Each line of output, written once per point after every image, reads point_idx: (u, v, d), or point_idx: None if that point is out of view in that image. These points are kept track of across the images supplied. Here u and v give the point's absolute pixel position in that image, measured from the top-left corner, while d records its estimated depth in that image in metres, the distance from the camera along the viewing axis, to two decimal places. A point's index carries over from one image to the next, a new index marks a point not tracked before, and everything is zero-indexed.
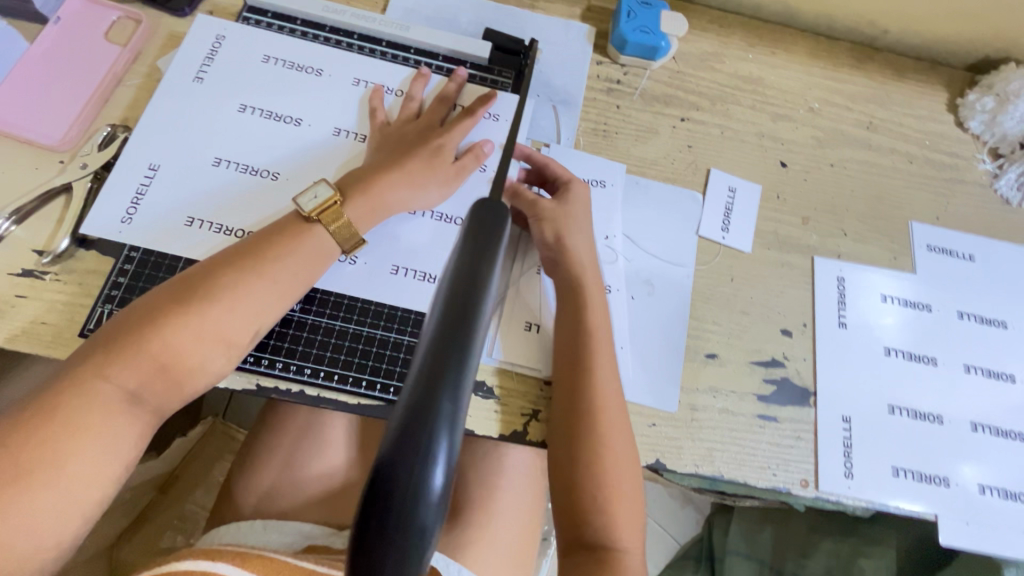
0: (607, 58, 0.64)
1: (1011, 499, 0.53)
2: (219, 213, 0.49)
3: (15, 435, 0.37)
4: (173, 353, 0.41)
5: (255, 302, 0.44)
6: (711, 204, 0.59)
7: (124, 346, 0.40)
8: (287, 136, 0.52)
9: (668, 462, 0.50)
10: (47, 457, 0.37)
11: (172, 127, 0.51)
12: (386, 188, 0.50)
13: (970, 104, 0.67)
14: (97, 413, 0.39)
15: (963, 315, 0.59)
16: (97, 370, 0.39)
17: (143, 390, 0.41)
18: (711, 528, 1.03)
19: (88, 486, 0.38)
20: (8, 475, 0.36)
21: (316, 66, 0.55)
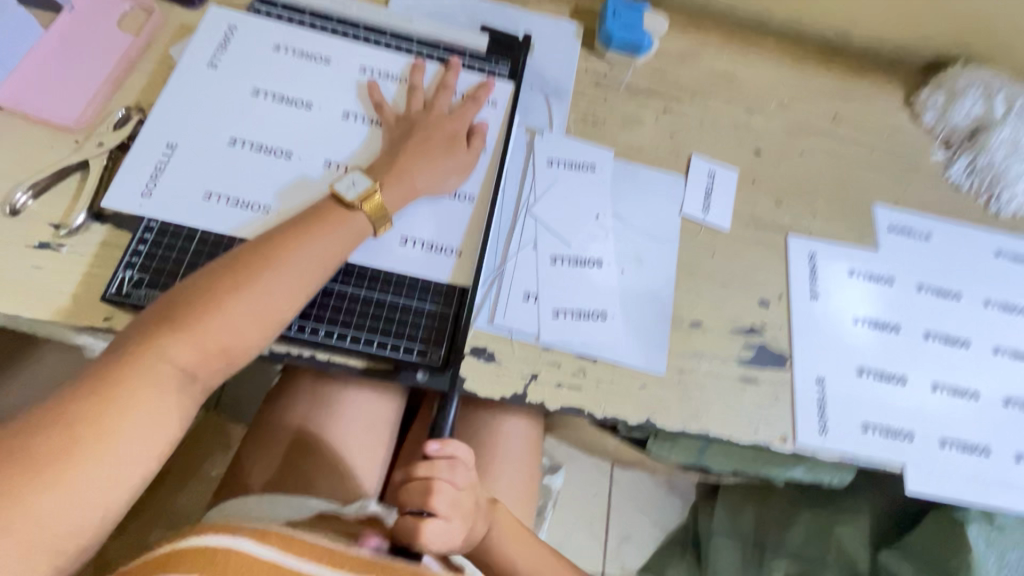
0: (594, 54, 0.69)
1: (969, 451, 0.58)
2: (237, 189, 0.52)
3: (73, 410, 0.39)
4: (228, 331, 0.45)
5: (300, 281, 0.48)
6: (692, 187, 0.64)
7: (181, 324, 0.43)
8: (298, 118, 0.55)
9: (658, 421, 0.54)
10: (98, 432, 0.39)
11: (188, 109, 0.54)
12: (414, 174, 0.54)
13: (923, 100, 0.74)
14: (155, 389, 0.42)
15: (922, 287, 0.65)
16: (155, 350, 0.42)
17: (200, 368, 0.44)
18: (696, 514, 1.08)
19: (136, 462, 0.40)
20: (61, 445, 0.38)
21: (326, 55, 0.58)
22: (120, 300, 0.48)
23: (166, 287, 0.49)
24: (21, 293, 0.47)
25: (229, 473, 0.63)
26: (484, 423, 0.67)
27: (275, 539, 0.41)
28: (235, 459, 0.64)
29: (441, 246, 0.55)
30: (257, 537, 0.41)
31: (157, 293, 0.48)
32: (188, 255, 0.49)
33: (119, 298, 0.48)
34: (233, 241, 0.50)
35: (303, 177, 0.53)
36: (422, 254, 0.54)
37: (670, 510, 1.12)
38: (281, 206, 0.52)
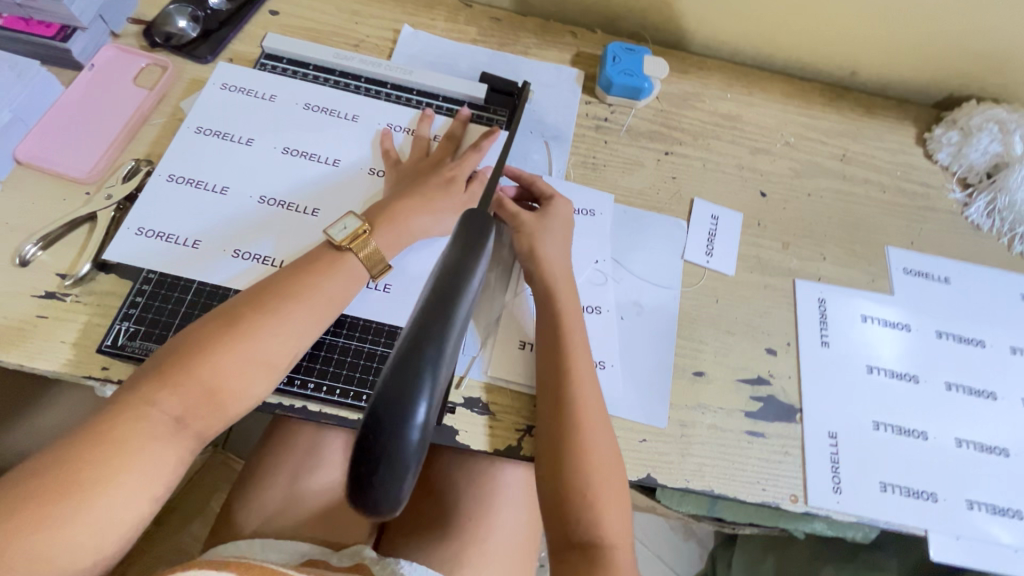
0: (595, 98, 0.69)
1: (1000, 514, 0.54)
2: (247, 242, 0.53)
3: (63, 459, 0.39)
4: (213, 377, 0.44)
5: (293, 326, 0.47)
6: (695, 230, 0.63)
7: (178, 372, 0.43)
8: (313, 172, 0.57)
9: (659, 477, 0.52)
10: (85, 478, 0.39)
11: (202, 160, 0.55)
12: (408, 215, 0.54)
13: (937, 137, 0.72)
14: (142, 435, 0.41)
15: (942, 334, 0.61)
16: (147, 397, 0.42)
17: (188, 416, 0.43)
18: (714, 563, 1.03)
19: (123, 510, 0.40)
20: (48, 492, 0.38)
21: (345, 112, 0.60)
22: (116, 352, 0.48)
23: (160, 338, 0.49)
24: (25, 342, 0.49)
25: (222, 519, 0.62)
26: (485, 474, 0.65)
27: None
28: (230, 505, 0.63)
29: None
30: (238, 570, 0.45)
31: (152, 345, 0.49)
32: (183, 307, 0.50)
33: (115, 350, 0.48)
34: (230, 294, 0.51)
35: (309, 228, 0.54)
36: (408, 302, 0.54)
37: (687, 556, 1.10)
38: (285, 258, 0.52)
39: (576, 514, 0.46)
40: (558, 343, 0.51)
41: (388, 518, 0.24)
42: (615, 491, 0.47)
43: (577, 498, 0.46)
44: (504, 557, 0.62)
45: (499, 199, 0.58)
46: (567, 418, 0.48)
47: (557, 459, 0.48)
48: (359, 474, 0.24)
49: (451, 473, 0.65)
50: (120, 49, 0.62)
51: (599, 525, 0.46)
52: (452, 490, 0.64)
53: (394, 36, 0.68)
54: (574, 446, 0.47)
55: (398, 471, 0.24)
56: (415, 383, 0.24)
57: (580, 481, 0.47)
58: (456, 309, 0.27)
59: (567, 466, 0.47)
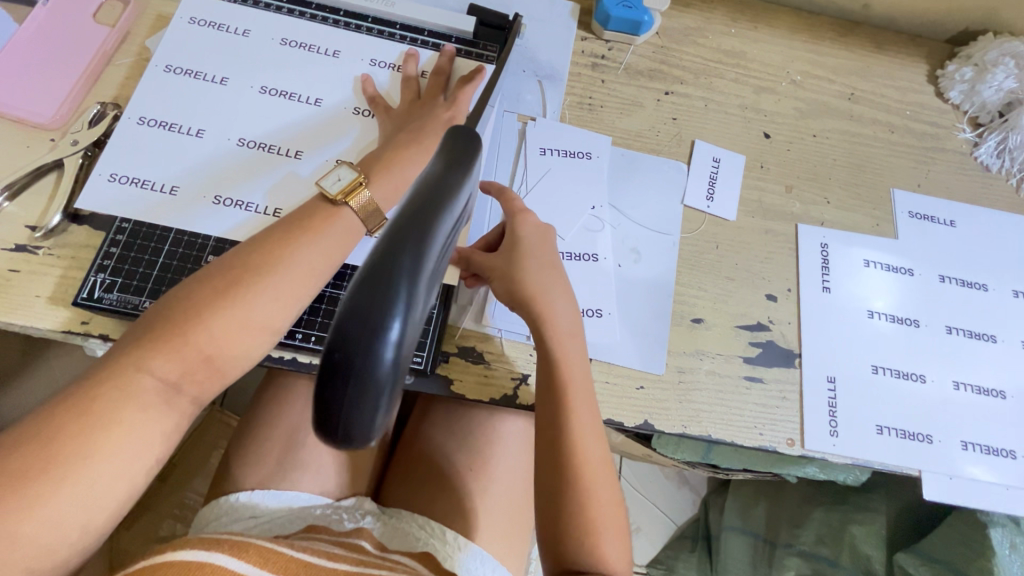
0: (591, 34, 0.65)
1: (993, 454, 0.54)
2: (226, 187, 0.50)
3: (50, 430, 0.38)
4: (209, 343, 0.42)
5: (291, 287, 0.44)
6: (695, 174, 0.60)
7: (170, 337, 0.41)
8: (295, 113, 0.53)
9: (656, 423, 0.51)
10: (75, 451, 0.38)
11: (173, 100, 0.52)
12: (401, 161, 0.50)
13: (950, 74, 0.68)
14: (134, 403, 0.40)
15: (945, 278, 0.60)
16: (137, 363, 0.41)
17: (183, 380, 0.42)
18: (707, 509, 1.08)
19: (113, 482, 0.39)
20: (35, 465, 0.36)
21: (325, 47, 0.56)
22: (92, 305, 0.46)
23: (139, 290, 0.47)
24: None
25: (222, 473, 0.63)
26: (481, 423, 0.65)
27: (251, 557, 0.45)
28: (228, 460, 0.63)
29: None
30: (234, 553, 0.44)
31: (130, 297, 0.47)
32: (162, 258, 0.48)
33: (91, 302, 0.46)
34: (210, 242, 0.49)
35: (292, 173, 0.51)
36: None
37: (681, 503, 1.13)
38: (268, 204, 0.50)
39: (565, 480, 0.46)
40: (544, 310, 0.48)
41: (359, 444, 0.24)
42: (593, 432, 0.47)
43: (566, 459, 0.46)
44: (502, 504, 0.63)
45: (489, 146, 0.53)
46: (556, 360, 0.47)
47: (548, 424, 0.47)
48: (327, 396, 0.23)
49: (449, 424, 0.66)
50: None
51: (585, 486, 0.46)
52: (449, 441, 0.64)
53: None
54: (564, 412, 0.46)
55: (370, 395, 0.22)
56: (387, 304, 0.22)
57: (570, 444, 0.46)
58: (436, 226, 0.23)
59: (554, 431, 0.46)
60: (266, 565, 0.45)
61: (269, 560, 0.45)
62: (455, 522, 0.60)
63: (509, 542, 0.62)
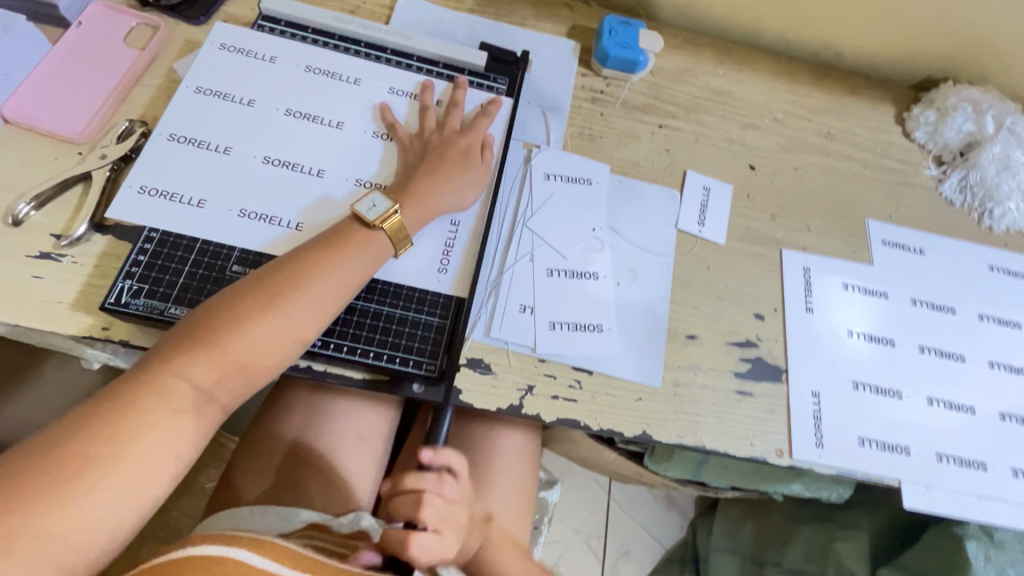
0: (591, 71, 0.70)
1: (966, 466, 0.58)
2: (251, 202, 0.53)
3: (86, 432, 0.39)
4: (244, 351, 0.45)
5: (322, 300, 0.48)
6: (687, 201, 0.65)
7: (206, 345, 0.44)
8: (319, 135, 0.56)
9: (654, 434, 0.54)
10: (110, 453, 0.39)
11: (202, 118, 0.55)
12: (423, 187, 0.55)
13: (915, 117, 0.75)
14: (168, 409, 0.42)
15: (916, 302, 0.65)
16: (174, 369, 0.43)
17: (216, 387, 0.44)
18: (695, 532, 1.09)
19: (143, 486, 0.40)
20: (70, 466, 0.38)
21: (347, 75, 0.60)
22: (119, 310, 0.48)
23: (164, 296, 0.49)
24: (20, 302, 0.48)
25: (225, 484, 0.63)
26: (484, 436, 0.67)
27: (269, 552, 0.44)
28: (231, 473, 0.64)
29: (443, 260, 0.56)
30: (256, 549, 0.44)
31: (155, 303, 0.49)
32: (187, 265, 0.50)
33: (118, 307, 0.48)
34: (233, 252, 0.51)
35: (314, 191, 0.54)
36: (415, 269, 0.55)
37: (669, 525, 1.15)
38: (291, 218, 0.53)
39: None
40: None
41: None
42: None
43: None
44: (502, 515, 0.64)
45: None
46: None
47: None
48: None
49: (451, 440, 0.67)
50: (108, 7, 0.60)
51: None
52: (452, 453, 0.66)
53: (391, 3, 0.68)
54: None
55: None
56: None
57: None
58: None
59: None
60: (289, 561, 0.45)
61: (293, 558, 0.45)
62: None
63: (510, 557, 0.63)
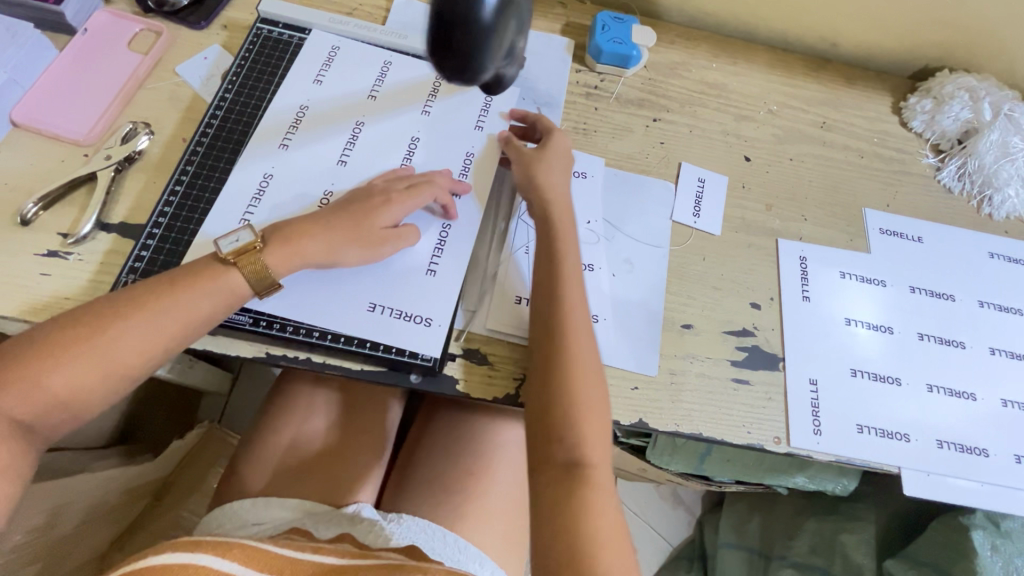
0: (585, 66, 0.71)
1: (968, 452, 0.57)
2: (356, 164, 0.57)
3: (57, 329, 0.45)
4: (190, 300, 0.47)
5: (279, 261, 0.50)
6: (682, 193, 0.65)
7: (158, 288, 0.47)
8: (432, 114, 0.61)
9: (650, 422, 0.54)
10: (69, 351, 0.44)
11: (336, 82, 0.61)
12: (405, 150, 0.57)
13: (912, 106, 0.74)
14: (113, 329, 0.46)
15: (915, 289, 0.65)
16: (125, 302, 0.47)
17: (157, 328, 0.47)
18: (703, 528, 1.09)
19: (90, 384, 0.45)
20: (38, 352, 0.44)
21: (343, 74, 0.61)
22: None
23: None
24: (30, 299, 0.49)
25: (229, 477, 0.65)
26: (484, 429, 0.68)
27: (234, 554, 0.47)
28: (236, 465, 0.65)
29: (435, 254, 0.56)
30: (220, 553, 0.47)
31: None
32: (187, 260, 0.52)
33: None
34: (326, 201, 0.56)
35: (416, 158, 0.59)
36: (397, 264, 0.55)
37: (677, 523, 1.14)
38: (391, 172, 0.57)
39: (565, 514, 0.48)
40: (555, 269, 0.53)
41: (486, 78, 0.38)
42: (596, 424, 0.50)
43: (579, 482, 0.49)
44: (504, 506, 0.65)
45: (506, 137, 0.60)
46: (557, 346, 0.51)
47: (536, 403, 0.51)
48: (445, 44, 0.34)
49: (451, 432, 0.68)
50: (113, 13, 0.62)
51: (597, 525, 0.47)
52: (452, 446, 0.67)
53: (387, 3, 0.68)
54: (551, 408, 0.50)
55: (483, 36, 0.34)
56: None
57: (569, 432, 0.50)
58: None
59: (561, 427, 0.50)
60: (250, 563, 0.47)
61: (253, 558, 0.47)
62: (456, 525, 0.62)
63: (507, 547, 0.64)
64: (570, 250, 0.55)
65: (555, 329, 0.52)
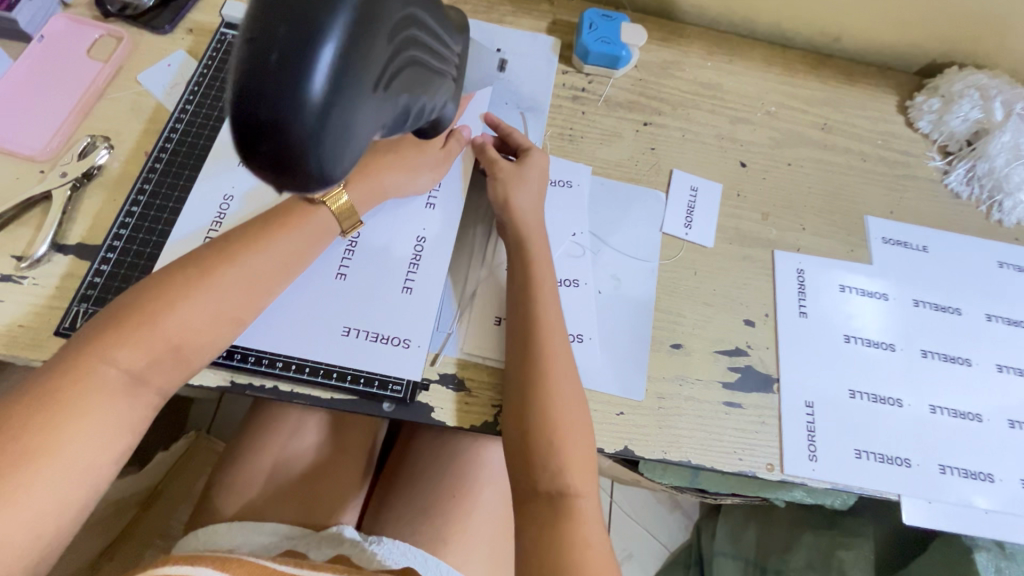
0: (572, 67, 0.67)
1: (972, 478, 0.54)
2: None
3: (18, 417, 0.38)
4: (177, 330, 0.43)
5: (256, 273, 0.46)
6: (674, 202, 0.62)
7: (134, 325, 0.42)
8: None
9: (636, 450, 0.52)
10: (44, 442, 0.38)
11: None
12: (381, 172, 0.53)
13: (918, 105, 0.71)
14: (96, 393, 0.40)
15: (919, 302, 0.62)
16: (99, 352, 0.41)
17: (147, 369, 0.42)
18: (700, 533, 1.08)
19: (86, 468, 0.39)
20: (9, 456, 0.37)
21: None
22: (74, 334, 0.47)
23: None
24: None
25: (204, 502, 0.63)
26: (466, 448, 0.65)
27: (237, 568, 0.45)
28: (210, 490, 0.63)
29: (410, 273, 0.54)
30: (219, 567, 0.44)
31: None
32: None
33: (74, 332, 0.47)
34: None
35: None
36: (370, 287, 0.53)
37: (674, 528, 1.12)
38: None
39: (547, 553, 0.44)
40: (529, 282, 0.51)
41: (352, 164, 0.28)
42: (578, 440, 0.47)
43: (561, 515, 0.45)
44: (488, 530, 0.62)
45: (479, 144, 0.58)
46: (534, 359, 0.49)
47: (514, 419, 0.48)
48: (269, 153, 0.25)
49: (434, 452, 0.66)
50: (71, 19, 0.59)
51: (581, 562, 0.44)
52: (434, 466, 0.65)
53: None
54: (527, 426, 0.47)
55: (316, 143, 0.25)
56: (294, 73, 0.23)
57: (548, 449, 0.47)
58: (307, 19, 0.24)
59: (542, 444, 0.47)
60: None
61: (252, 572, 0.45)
62: (438, 550, 0.60)
63: (491, 571, 0.62)
64: (544, 271, 0.52)
65: (530, 340, 0.49)
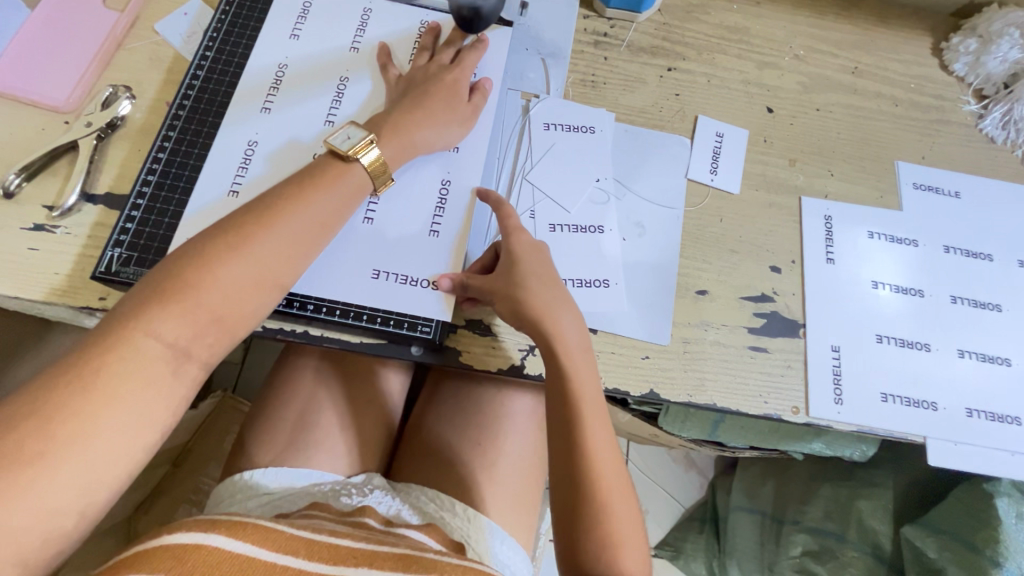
0: (593, 12, 0.65)
1: (998, 421, 0.54)
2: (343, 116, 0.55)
3: (51, 403, 0.37)
4: (220, 301, 0.43)
5: (294, 239, 0.46)
6: (699, 149, 0.61)
7: (177, 298, 0.42)
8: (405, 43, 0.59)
9: (661, 392, 0.52)
10: (75, 428, 0.37)
11: (309, 30, 0.58)
12: (413, 128, 0.53)
13: (954, 47, 0.68)
14: (139, 370, 0.40)
15: (950, 249, 0.60)
16: (143, 327, 0.40)
17: (191, 343, 0.42)
18: (715, 491, 1.09)
19: (116, 451, 0.39)
20: (37, 441, 0.36)
21: (328, 28, 0.58)
22: (110, 278, 0.48)
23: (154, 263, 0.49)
24: (20, 274, 0.48)
25: (237, 450, 0.64)
26: (490, 399, 0.66)
27: (250, 535, 0.43)
28: (241, 441, 0.65)
29: (435, 218, 0.54)
30: (231, 534, 0.43)
31: (145, 271, 0.48)
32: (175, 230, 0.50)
33: (108, 276, 0.48)
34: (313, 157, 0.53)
35: (369, 100, 0.56)
36: (395, 232, 0.53)
37: (689, 485, 1.14)
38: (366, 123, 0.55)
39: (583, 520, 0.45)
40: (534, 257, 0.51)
41: None
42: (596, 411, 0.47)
43: (582, 469, 0.46)
44: (513, 478, 0.64)
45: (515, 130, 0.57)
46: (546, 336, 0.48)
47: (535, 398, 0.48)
48: None
49: (459, 403, 0.67)
50: None
51: (604, 514, 0.45)
52: (459, 416, 0.66)
53: None
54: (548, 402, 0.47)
55: None
56: None
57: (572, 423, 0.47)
58: None
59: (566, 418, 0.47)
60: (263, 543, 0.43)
61: (265, 539, 0.44)
62: (466, 496, 0.61)
63: (518, 514, 0.63)
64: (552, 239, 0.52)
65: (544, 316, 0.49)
